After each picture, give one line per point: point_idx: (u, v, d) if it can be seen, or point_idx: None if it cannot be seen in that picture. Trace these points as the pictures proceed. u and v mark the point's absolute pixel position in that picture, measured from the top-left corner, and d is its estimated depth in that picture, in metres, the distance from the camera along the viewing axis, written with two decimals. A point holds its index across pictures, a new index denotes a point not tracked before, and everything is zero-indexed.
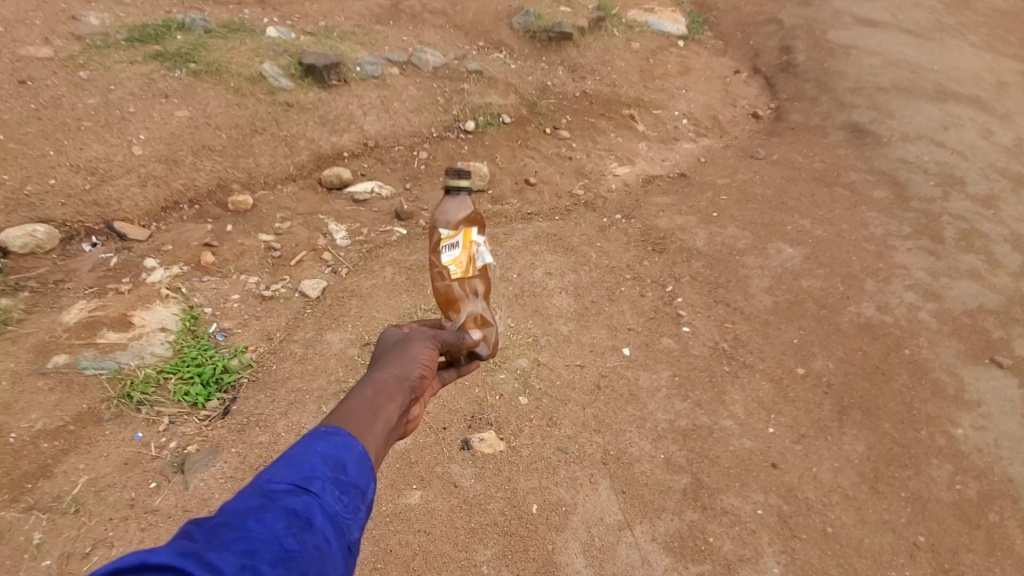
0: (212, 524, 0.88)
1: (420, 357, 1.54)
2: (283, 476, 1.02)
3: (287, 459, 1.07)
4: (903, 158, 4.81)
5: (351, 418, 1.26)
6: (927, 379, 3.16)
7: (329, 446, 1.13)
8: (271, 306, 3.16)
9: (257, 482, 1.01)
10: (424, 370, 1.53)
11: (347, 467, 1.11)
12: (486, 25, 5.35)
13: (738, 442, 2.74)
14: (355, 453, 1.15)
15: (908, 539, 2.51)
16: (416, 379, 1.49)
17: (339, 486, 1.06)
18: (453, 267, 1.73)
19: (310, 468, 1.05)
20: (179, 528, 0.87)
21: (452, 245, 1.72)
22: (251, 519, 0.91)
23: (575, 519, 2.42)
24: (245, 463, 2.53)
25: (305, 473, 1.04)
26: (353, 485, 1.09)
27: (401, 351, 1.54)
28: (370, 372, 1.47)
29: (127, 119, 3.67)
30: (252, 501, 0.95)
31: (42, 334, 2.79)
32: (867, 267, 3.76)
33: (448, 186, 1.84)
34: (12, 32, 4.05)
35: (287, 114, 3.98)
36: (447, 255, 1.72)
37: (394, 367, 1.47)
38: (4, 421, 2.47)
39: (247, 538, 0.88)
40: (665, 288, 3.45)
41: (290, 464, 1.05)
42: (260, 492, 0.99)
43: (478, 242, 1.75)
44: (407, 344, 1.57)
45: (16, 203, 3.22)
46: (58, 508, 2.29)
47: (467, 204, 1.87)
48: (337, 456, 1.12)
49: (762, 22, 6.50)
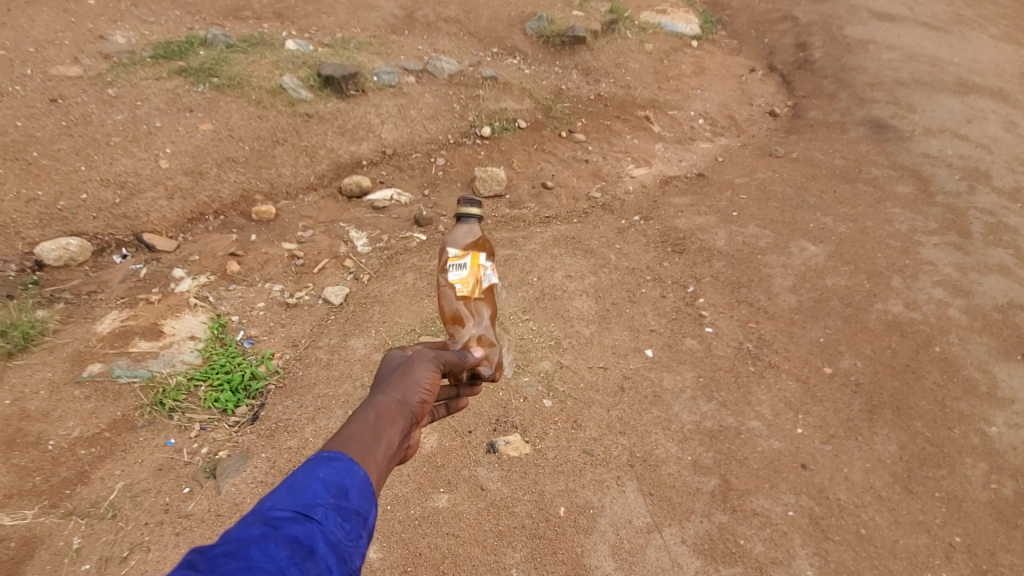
0: (214, 553, 0.83)
1: (424, 377, 1.44)
2: (286, 503, 0.97)
3: (288, 485, 1.01)
4: (926, 152, 4.73)
5: (353, 442, 1.19)
6: (959, 377, 3.09)
7: (331, 472, 1.07)
8: (296, 312, 3.21)
9: (258, 509, 0.96)
10: (428, 392, 1.43)
11: (349, 493, 1.06)
12: (499, 32, 5.39)
13: (766, 443, 2.71)
14: (357, 479, 1.09)
15: (945, 541, 2.45)
16: (420, 400, 1.40)
17: (341, 512, 1.01)
18: (458, 285, 1.81)
19: (313, 494, 1.00)
20: (181, 558, 0.82)
21: (459, 265, 1.81)
22: (254, 548, 0.86)
23: (603, 521, 2.41)
24: (274, 468, 2.57)
25: (308, 500, 0.99)
26: (356, 512, 1.04)
27: (404, 369, 1.45)
28: (372, 393, 1.39)
29: (154, 133, 3.78)
30: (255, 529, 0.91)
31: (77, 344, 2.87)
32: (892, 263, 3.70)
33: (458, 212, 1.88)
34: (44, 53, 4.19)
35: (307, 124, 4.06)
36: (453, 274, 1.80)
37: (397, 387, 1.39)
38: (43, 429, 2.55)
39: (251, 568, 0.83)
40: (686, 288, 3.43)
41: (291, 489, 1.00)
42: (261, 520, 0.93)
43: (485, 265, 1.84)
44: (411, 363, 1.47)
45: (51, 218, 3.33)
46: (96, 513, 2.35)
47: (474, 231, 1.88)
48: (339, 482, 1.06)
49: (776, 20, 6.44)
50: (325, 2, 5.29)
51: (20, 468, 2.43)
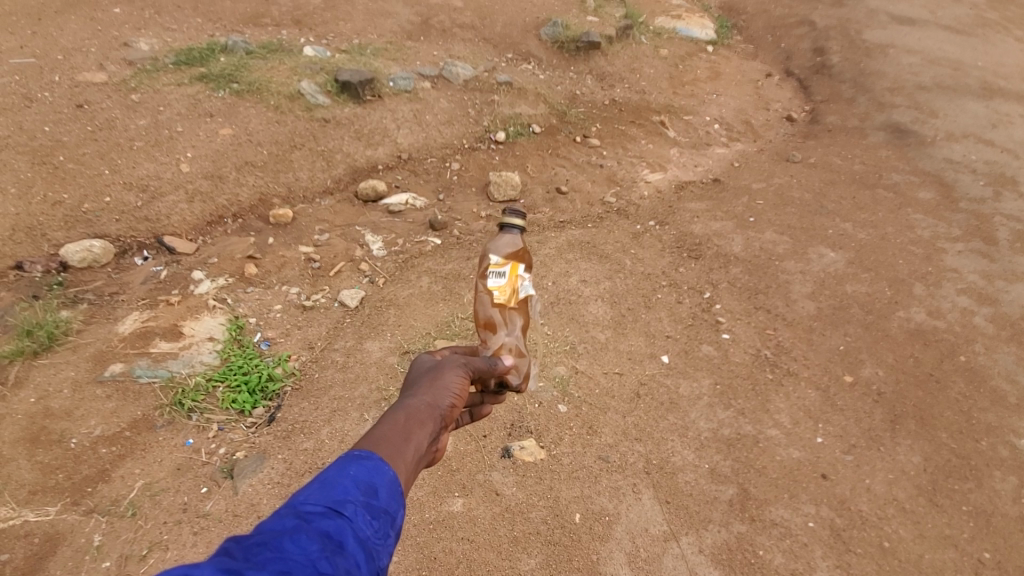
0: (249, 543, 0.86)
1: (454, 382, 1.44)
2: (318, 498, 0.98)
3: (320, 480, 1.02)
4: (948, 158, 4.65)
5: (383, 442, 1.19)
6: (986, 387, 3.02)
7: (361, 469, 1.08)
8: (312, 315, 3.24)
9: (291, 502, 0.97)
10: (458, 396, 1.43)
11: (378, 491, 1.05)
12: (514, 37, 5.41)
13: (785, 452, 2.67)
14: (386, 478, 1.09)
15: (973, 556, 2.39)
16: (450, 404, 1.40)
17: (370, 510, 1.01)
18: (496, 293, 1.80)
19: (343, 491, 1.01)
20: (218, 546, 0.86)
21: (499, 273, 1.80)
22: (287, 540, 0.88)
23: (619, 529, 2.39)
24: (290, 469, 2.58)
25: (339, 496, 0.99)
26: (384, 510, 1.03)
27: (434, 373, 1.45)
28: (402, 395, 1.39)
29: (176, 138, 3.84)
30: (287, 523, 0.91)
31: (99, 344, 2.92)
32: (914, 270, 3.64)
33: (501, 223, 1.85)
34: (70, 60, 4.29)
35: (324, 129, 4.10)
36: (492, 281, 1.79)
37: (427, 390, 1.39)
38: (67, 427, 2.60)
39: (282, 560, 0.85)
40: (703, 294, 3.40)
41: (323, 485, 1.01)
42: (293, 513, 0.94)
43: (523, 276, 1.84)
44: (441, 368, 1.46)
45: (75, 220, 3.40)
46: (116, 511, 2.38)
47: (517, 244, 1.86)
48: (369, 479, 1.06)
49: (794, 24, 6.39)
50: (343, 9, 5.36)
51: (44, 466, 2.47)
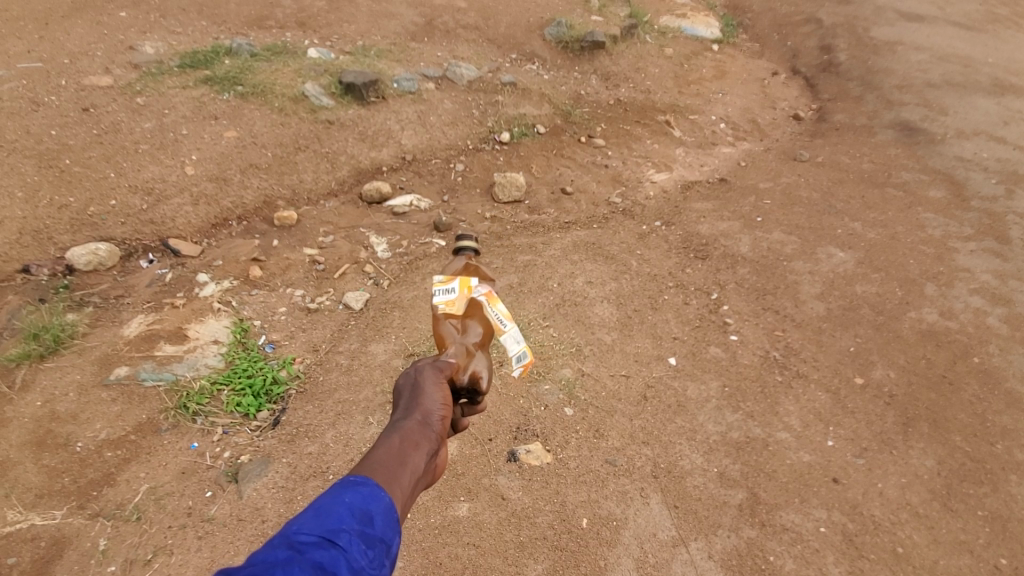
0: None
1: (442, 392, 1.37)
2: (312, 527, 0.95)
3: (314, 508, 0.99)
4: (959, 156, 4.59)
5: (378, 469, 1.15)
6: (1000, 389, 2.97)
7: (356, 496, 1.04)
8: (316, 318, 3.23)
9: (285, 532, 0.94)
10: (449, 405, 1.37)
11: (374, 519, 1.02)
12: (519, 38, 5.39)
13: (796, 456, 2.63)
14: (382, 504, 1.06)
15: (989, 562, 2.34)
16: (442, 417, 1.33)
17: (366, 539, 0.97)
18: (442, 306, 1.64)
19: (338, 520, 0.97)
20: None
21: (446, 287, 1.66)
22: (279, 573, 0.84)
23: (627, 533, 2.36)
24: (295, 473, 2.57)
25: (333, 525, 0.96)
26: (380, 540, 0.99)
27: (420, 386, 1.37)
28: (394, 415, 1.33)
29: (181, 141, 3.85)
30: (280, 554, 0.88)
31: (104, 347, 2.92)
32: (925, 270, 3.59)
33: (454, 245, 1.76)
34: (77, 63, 4.31)
35: (329, 131, 4.09)
36: (439, 295, 1.66)
37: (417, 405, 1.32)
38: (72, 431, 2.60)
39: None
40: (710, 295, 3.37)
41: (317, 513, 0.97)
42: (287, 545, 0.91)
43: (475, 287, 1.67)
44: (425, 379, 1.38)
45: (82, 223, 3.40)
46: (122, 515, 2.37)
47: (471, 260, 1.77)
48: (364, 507, 1.03)
49: (800, 22, 6.33)
50: (347, 11, 5.36)
51: (50, 469, 2.47)
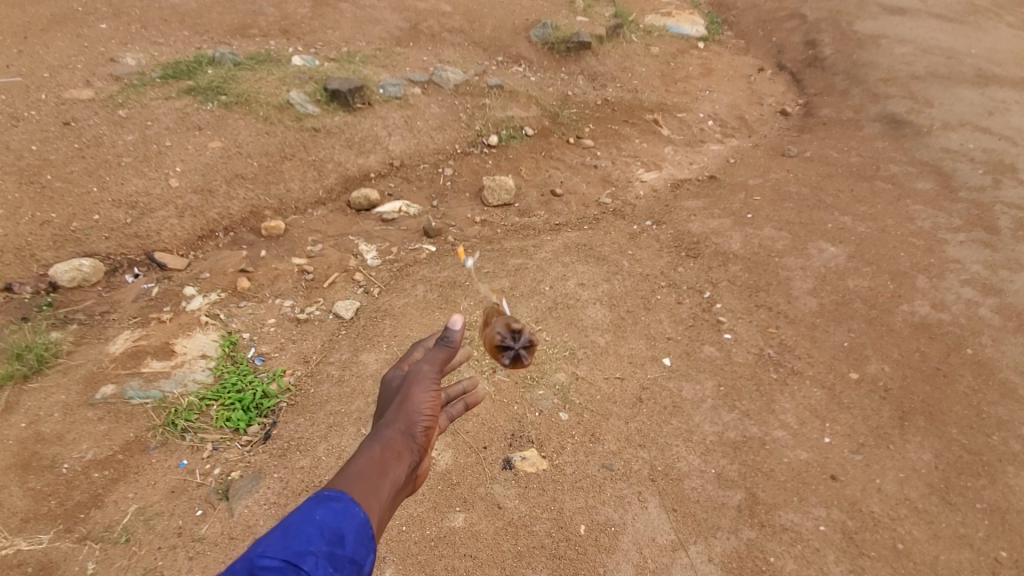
0: None
1: (427, 403, 1.35)
2: (277, 549, 0.91)
3: (282, 527, 0.95)
4: (946, 147, 4.61)
5: (356, 479, 1.13)
6: (995, 379, 2.97)
7: (328, 513, 1.00)
8: (306, 328, 3.18)
9: (249, 556, 0.90)
10: (433, 416, 1.36)
11: (345, 538, 0.98)
12: (505, 40, 5.37)
13: (793, 454, 2.61)
14: (355, 520, 1.03)
15: (989, 555, 2.33)
16: (425, 428, 1.33)
17: (334, 561, 0.94)
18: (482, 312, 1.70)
19: (306, 540, 0.93)
20: None
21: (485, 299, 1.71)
22: None
23: (626, 539, 2.33)
24: (287, 489, 2.51)
25: (300, 547, 0.92)
26: (350, 560, 0.96)
27: (405, 398, 1.35)
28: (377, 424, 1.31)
29: (164, 152, 3.79)
30: None
31: (89, 365, 2.86)
32: (917, 262, 3.59)
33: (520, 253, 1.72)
34: (57, 77, 4.25)
35: (315, 139, 4.05)
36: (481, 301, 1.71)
37: (400, 416, 1.30)
38: (58, 452, 2.54)
39: None
40: (702, 294, 3.35)
41: (285, 533, 0.94)
42: (248, 568, 0.87)
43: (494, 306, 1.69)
44: (410, 390, 1.36)
45: (64, 239, 3.34)
46: (110, 537, 2.32)
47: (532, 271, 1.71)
48: (335, 525, 0.99)
49: (784, 18, 6.33)
50: (331, 17, 5.31)
51: (36, 493, 2.41)
